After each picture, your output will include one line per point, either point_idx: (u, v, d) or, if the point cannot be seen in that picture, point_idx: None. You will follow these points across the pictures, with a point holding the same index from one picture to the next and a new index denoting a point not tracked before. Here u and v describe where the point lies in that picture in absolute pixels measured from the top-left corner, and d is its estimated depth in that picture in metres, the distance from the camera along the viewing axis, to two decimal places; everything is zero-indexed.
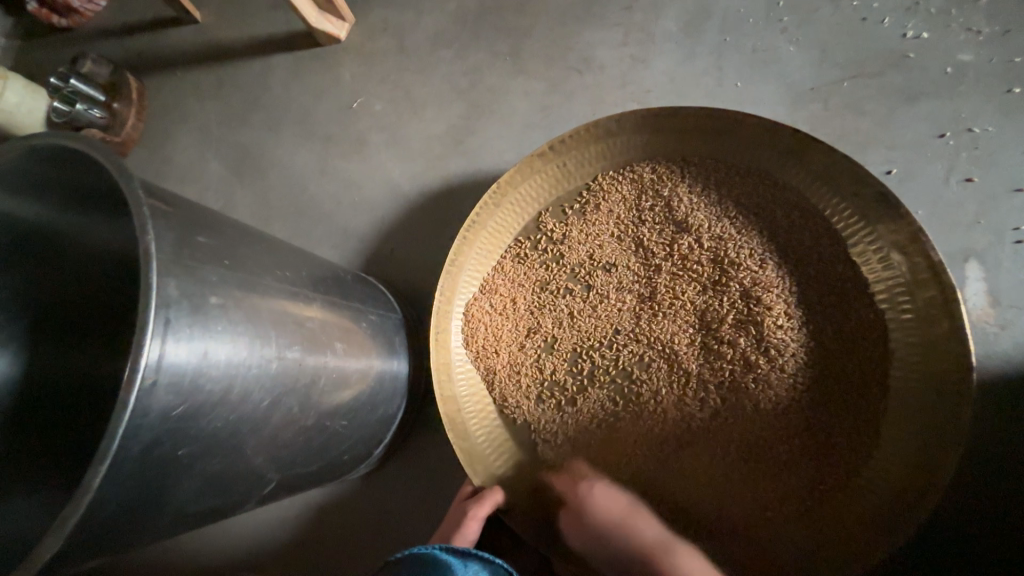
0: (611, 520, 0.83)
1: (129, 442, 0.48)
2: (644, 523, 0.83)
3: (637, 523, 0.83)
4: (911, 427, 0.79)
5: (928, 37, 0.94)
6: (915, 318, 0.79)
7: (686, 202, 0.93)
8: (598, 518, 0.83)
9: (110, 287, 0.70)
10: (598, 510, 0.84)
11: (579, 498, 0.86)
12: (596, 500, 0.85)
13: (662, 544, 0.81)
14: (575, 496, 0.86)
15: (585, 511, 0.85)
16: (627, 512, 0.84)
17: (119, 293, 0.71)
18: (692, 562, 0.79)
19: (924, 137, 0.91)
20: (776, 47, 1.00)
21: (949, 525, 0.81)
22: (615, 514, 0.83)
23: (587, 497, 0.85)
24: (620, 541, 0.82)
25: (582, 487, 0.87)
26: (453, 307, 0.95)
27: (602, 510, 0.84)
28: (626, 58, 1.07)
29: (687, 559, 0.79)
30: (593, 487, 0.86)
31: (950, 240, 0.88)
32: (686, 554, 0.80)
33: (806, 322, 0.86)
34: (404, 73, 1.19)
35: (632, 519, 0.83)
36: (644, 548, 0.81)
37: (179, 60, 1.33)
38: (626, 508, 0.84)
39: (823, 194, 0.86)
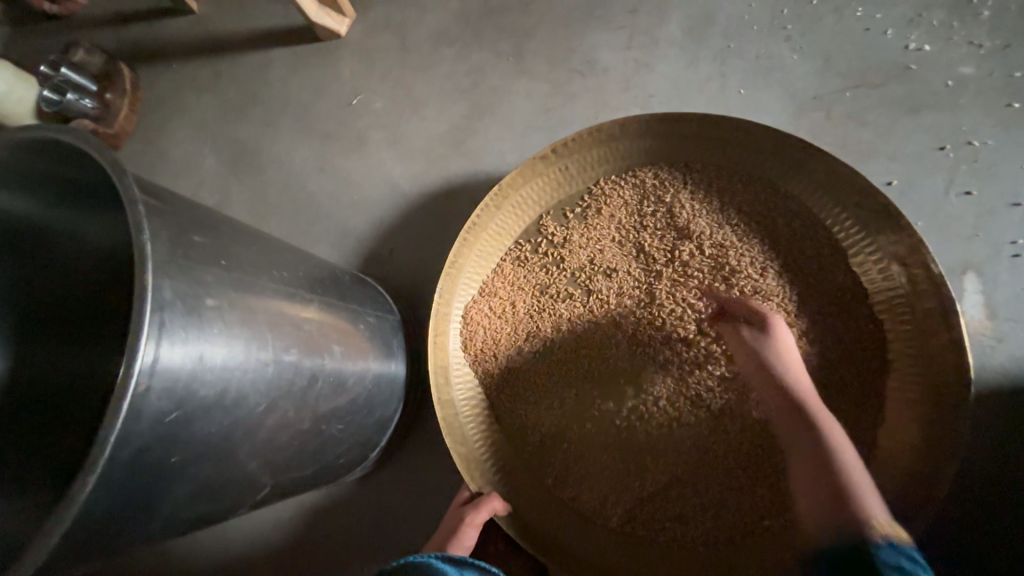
0: (775, 362, 0.78)
1: (119, 449, 0.46)
2: (802, 380, 0.77)
3: (794, 372, 0.78)
4: (908, 437, 0.79)
5: (930, 49, 0.94)
6: (914, 329, 0.79)
7: (688, 208, 0.93)
8: (769, 359, 0.79)
9: (98, 285, 0.68)
10: (784, 347, 0.79)
11: (756, 333, 0.82)
12: (758, 336, 0.81)
13: (821, 405, 0.75)
14: (754, 324, 0.82)
15: (781, 350, 0.80)
16: (795, 365, 0.79)
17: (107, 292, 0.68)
18: (831, 429, 0.73)
19: (925, 149, 0.92)
20: (780, 55, 1.00)
21: (942, 535, 0.82)
22: (789, 359, 0.79)
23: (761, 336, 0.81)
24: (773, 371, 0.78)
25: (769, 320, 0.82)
26: (451, 310, 0.94)
27: (776, 349, 0.79)
28: (630, 62, 1.07)
29: (817, 415, 0.74)
30: (774, 325, 0.81)
31: (949, 252, 0.88)
32: (829, 420, 0.74)
33: (805, 331, 0.86)
34: (405, 71, 1.17)
35: (800, 375, 0.78)
36: (790, 400, 0.76)
37: (174, 52, 1.30)
38: (796, 367, 0.79)
39: (824, 204, 0.86)
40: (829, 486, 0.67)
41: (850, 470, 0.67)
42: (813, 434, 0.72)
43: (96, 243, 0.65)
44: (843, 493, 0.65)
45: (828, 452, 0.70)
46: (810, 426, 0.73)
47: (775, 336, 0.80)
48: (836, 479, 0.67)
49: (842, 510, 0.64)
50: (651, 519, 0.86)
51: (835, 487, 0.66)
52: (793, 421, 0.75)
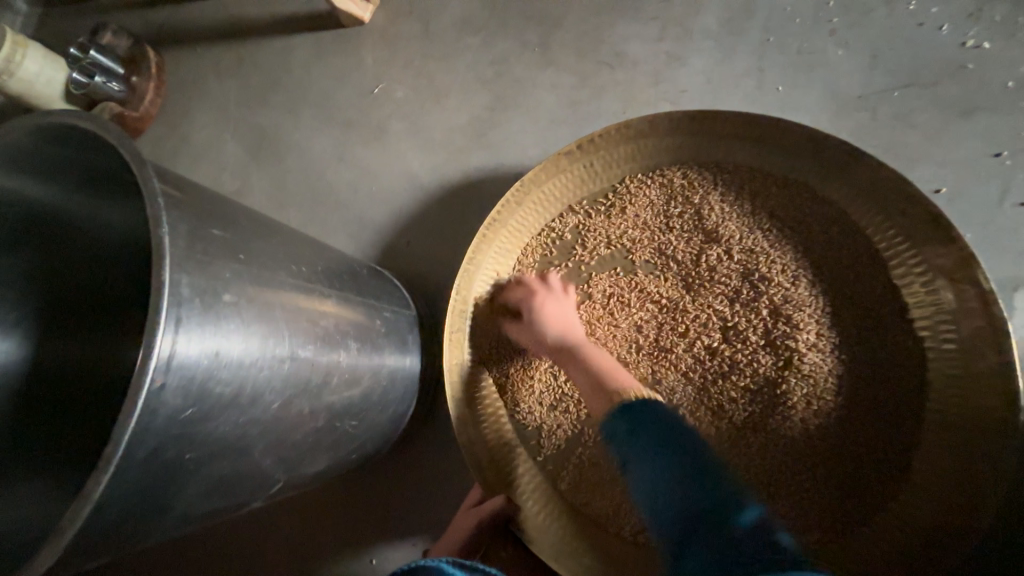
0: (545, 326, 0.87)
1: (134, 447, 0.46)
2: (572, 324, 0.88)
3: (559, 320, 0.87)
4: (945, 461, 0.75)
5: (990, 47, 0.88)
6: (957, 349, 0.75)
7: (717, 210, 0.89)
8: (542, 322, 0.87)
9: (123, 278, 0.69)
10: (557, 312, 0.87)
11: (552, 297, 0.89)
12: (545, 303, 0.88)
13: (589, 340, 0.88)
14: (545, 296, 0.89)
15: (542, 308, 0.88)
16: (569, 316, 0.89)
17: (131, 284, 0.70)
18: (596, 352, 0.87)
19: (979, 155, 0.86)
20: (823, 50, 0.94)
21: (976, 565, 0.78)
22: (554, 318, 0.87)
23: (535, 312, 0.88)
24: (548, 338, 0.87)
25: (540, 297, 0.89)
26: (467, 307, 0.92)
27: (548, 314, 0.87)
28: (662, 54, 1.02)
29: (590, 348, 0.87)
30: (546, 298, 0.89)
31: (999, 266, 0.83)
32: (596, 346, 0.88)
33: (838, 345, 0.82)
34: (428, 60, 1.15)
35: (571, 323, 0.88)
36: (567, 342, 0.86)
37: (199, 36, 1.30)
38: (570, 318, 0.88)
39: (865, 211, 0.82)
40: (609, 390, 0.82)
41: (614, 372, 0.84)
42: (583, 359, 0.85)
43: (115, 228, 0.65)
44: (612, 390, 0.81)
45: (597, 366, 0.84)
46: (581, 354, 0.86)
47: (559, 301, 0.89)
48: (607, 383, 0.82)
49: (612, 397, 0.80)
50: None
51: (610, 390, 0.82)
52: (565, 353, 0.86)
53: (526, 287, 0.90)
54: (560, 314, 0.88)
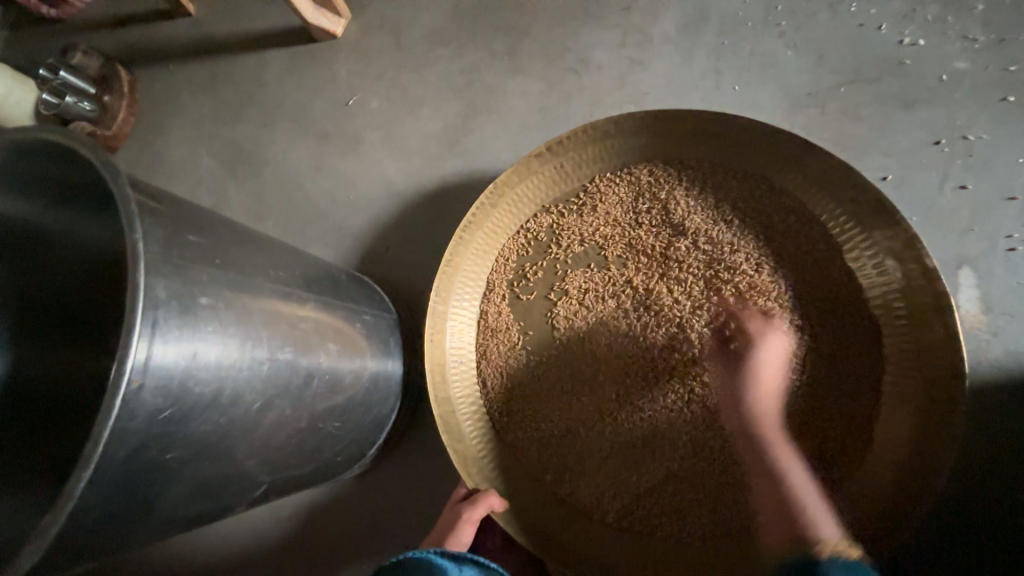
0: (745, 386, 0.83)
1: (114, 447, 0.47)
2: (770, 408, 0.82)
3: (761, 401, 0.82)
4: (904, 431, 0.79)
5: (924, 44, 0.94)
6: (909, 324, 0.79)
7: (683, 205, 0.93)
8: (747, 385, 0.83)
9: (94, 293, 0.68)
10: (771, 365, 0.83)
11: (759, 347, 0.84)
12: (728, 360, 0.86)
13: (783, 442, 0.81)
14: (767, 344, 0.83)
15: (766, 371, 0.83)
16: (774, 381, 0.83)
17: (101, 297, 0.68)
18: (783, 453, 0.80)
19: (920, 143, 0.92)
20: (774, 51, 1.00)
21: (939, 529, 0.82)
22: (755, 384, 0.83)
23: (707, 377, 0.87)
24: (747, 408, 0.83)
25: (749, 344, 0.84)
26: (447, 309, 0.94)
27: (761, 377, 0.83)
28: (624, 59, 1.07)
29: (777, 451, 0.80)
30: (770, 341, 0.83)
31: (944, 246, 0.88)
32: (784, 442, 0.81)
33: (801, 327, 0.86)
34: (401, 71, 1.18)
35: (774, 398, 0.83)
36: (755, 425, 0.82)
37: (172, 54, 1.31)
38: (775, 380, 0.83)
39: (818, 199, 0.87)
40: (783, 511, 0.76)
41: (808, 502, 0.76)
42: (773, 466, 0.79)
43: (87, 243, 0.64)
44: (802, 521, 0.74)
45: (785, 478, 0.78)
46: (770, 455, 0.80)
47: (773, 355, 0.83)
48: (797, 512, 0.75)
49: (797, 528, 0.74)
50: (649, 515, 0.86)
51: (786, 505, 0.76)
52: (755, 441, 0.81)
53: (750, 321, 0.85)
54: (772, 365, 0.83)
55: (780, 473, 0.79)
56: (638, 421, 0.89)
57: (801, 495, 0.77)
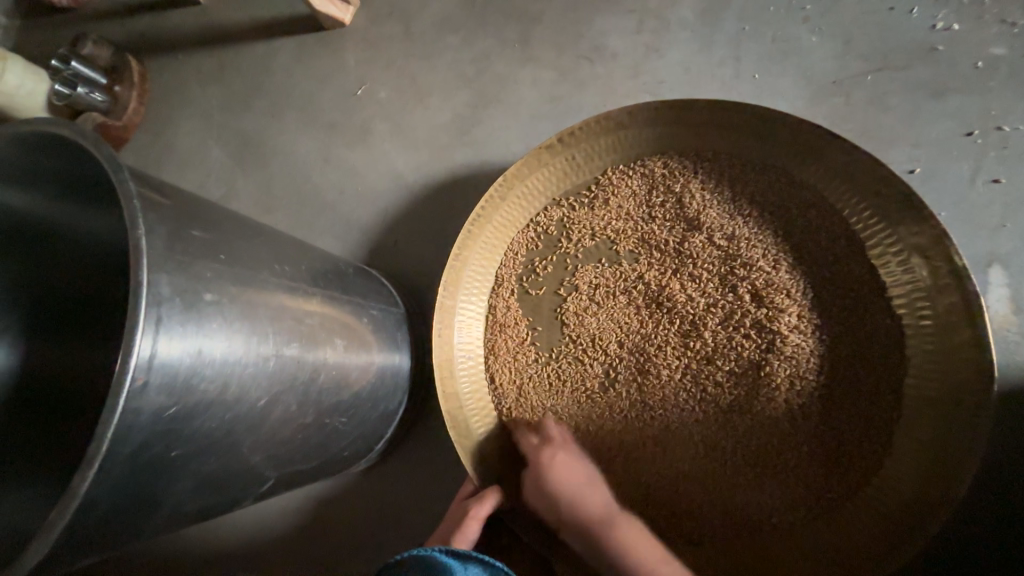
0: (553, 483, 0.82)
1: (119, 444, 0.47)
2: (602, 496, 0.82)
3: (592, 489, 0.82)
4: (925, 435, 0.77)
5: (959, 29, 0.89)
6: (934, 324, 0.76)
7: (698, 198, 0.90)
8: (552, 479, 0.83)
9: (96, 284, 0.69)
10: (569, 466, 0.84)
11: (568, 452, 0.86)
12: (554, 452, 0.85)
13: (623, 515, 0.81)
14: (556, 445, 0.86)
15: (555, 465, 0.84)
16: (582, 477, 0.83)
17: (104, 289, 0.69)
18: (625, 529, 0.79)
19: (951, 134, 0.87)
20: (797, 37, 0.96)
21: (957, 535, 0.79)
22: (570, 483, 0.82)
23: (551, 463, 0.84)
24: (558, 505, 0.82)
25: (552, 449, 0.85)
26: (456, 303, 0.93)
27: (550, 465, 0.84)
28: (640, 46, 1.03)
29: (616, 524, 0.79)
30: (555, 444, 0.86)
31: (974, 244, 0.84)
32: (623, 520, 0.80)
33: (819, 326, 0.83)
34: (410, 60, 1.15)
35: (593, 490, 0.83)
36: (584, 517, 0.80)
37: (181, 43, 1.30)
38: (586, 477, 0.84)
39: (842, 193, 0.83)
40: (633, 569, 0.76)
41: (654, 561, 0.76)
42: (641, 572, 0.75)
43: (90, 236, 0.64)
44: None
45: (622, 552, 0.77)
46: (605, 533, 0.79)
47: (572, 453, 0.86)
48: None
49: None
50: (657, 516, 0.85)
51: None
52: (585, 533, 0.80)
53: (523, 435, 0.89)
54: (569, 470, 0.83)
55: (625, 549, 0.77)
56: (648, 421, 0.88)
57: (648, 565, 0.75)
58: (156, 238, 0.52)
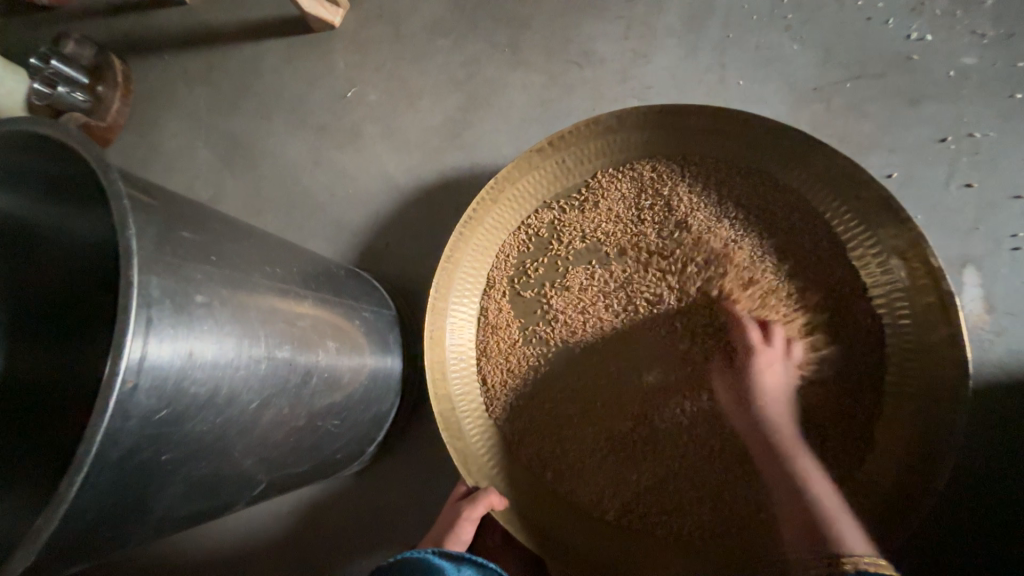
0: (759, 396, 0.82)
1: (107, 449, 0.46)
2: (784, 424, 0.82)
3: (776, 415, 0.82)
4: (904, 431, 0.79)
5: (932, 39, 0.93)
6: (912, 323, 0.79)
7: (686, 201, 0.92)
8: (758, 389, 0.82)
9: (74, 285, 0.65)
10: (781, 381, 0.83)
11: (789, 364, 0.83)
12: (769, 364, 0.83)
13: (800, 446, 0.81)
14: (778, 358, 0.83)
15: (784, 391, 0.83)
16: (782, 396, 0.82)
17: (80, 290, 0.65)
18: (801, 461, 0.80)
19: (926, 140, 0.91)
20: (780, 45, 0.99)
21: (936, 527, 0.82)
22: (773, 400, 0.82)
23: (755, 373, 0.82)
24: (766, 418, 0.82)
25: (766, 357, 0.83)
26: (447, 305, 0.93)
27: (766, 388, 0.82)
28: (627, 52, 1.05)
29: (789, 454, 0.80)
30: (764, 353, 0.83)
31: (948, 245, 0.88)
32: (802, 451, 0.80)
33: (803, 326, 0.85)
34: (400, 63, 1.16)
35: (785, 412, 0.82)
36: (775, 438, 0.81)
37: (166, 43, 1.28)
38: (784, 393, 0.83)
39: (823, 196, 0.86)
40: (800, 505, 0.77)
41: (832, 509, 0.75)
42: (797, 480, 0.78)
43: (65, 238, 0.62)
44: (828, 533, 0.72)
45: (804, 487, 0.78)
46: (786, 460, 0.80)
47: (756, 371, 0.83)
48: (826, 525, 0.73)
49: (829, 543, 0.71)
50: (647, 513, 0.86)
51: (805, 519, 0.75)
52: (771, 451, 0.81)
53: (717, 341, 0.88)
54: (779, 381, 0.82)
55: (803, 480, 0.78)
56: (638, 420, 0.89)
57: (829, 509, 0.75)
58: (145, 240, 0.51)
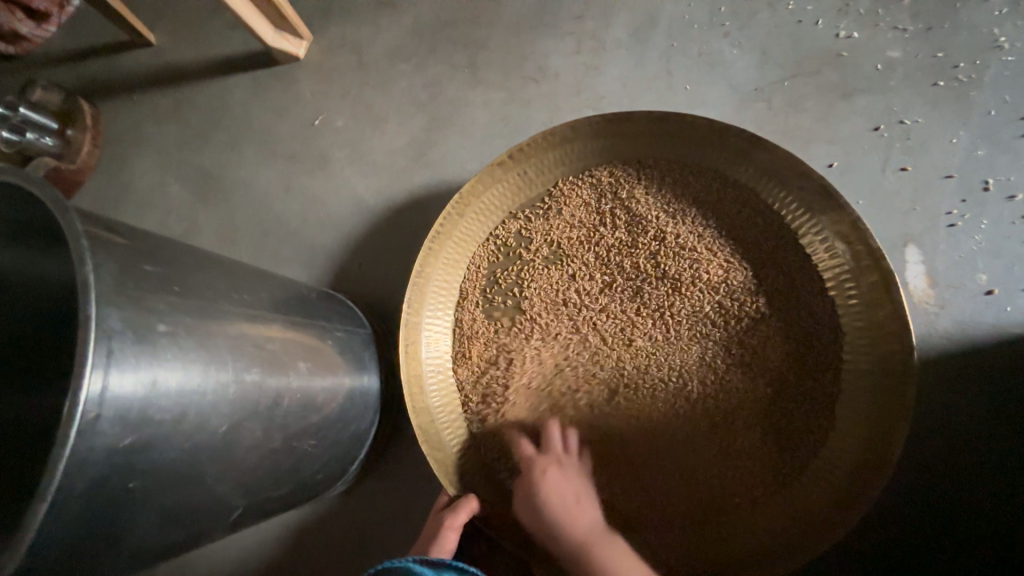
0: (551, 499, 0.83)
1: (72, 479, 0.47)
2: (699, 486, 0.87)
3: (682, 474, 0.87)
4: (863, 406, 0.82)
5: (859, 36, 0.99)
6: (860, 301, 0.83)
7: (644, 203, 0.96)
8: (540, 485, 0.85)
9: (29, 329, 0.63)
10: (576, 490, 0.85)
11: (567, 467, 0.87)
12: (557, 465, 0.87)
13: (612, 545, 0.81)
14: (564, 466, 0.87)
15: (581, 498, 0.85)
16: (580, 499, 0.85)
17: (34, 333, 0.63)
18: (586, 524, 0.82)
19: (862, 130, 0.96)
20: (720, 50, 1.04)
21: (903, 495, 0.85)
22: (568, 505, 0.83)
23: (538, 474, 0.86)
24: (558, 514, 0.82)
25: (546, 462, 0.87)
26: (422, 319, 0.95)
27: (557, 501, 0.83)
28: (579, 65, 1.10)
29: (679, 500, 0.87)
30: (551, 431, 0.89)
31: (890, 228, 0.92)
32: (569, 505, 0.83)
33: (764, 315, 0.89)
34: (364, 89, 1.20)
35: (580, 517, 0.83)
36: (559, 500, 0.83)
37: (135, 84, 1.31)
38: (574, 497, 0.84)
39: (770, 188, 0.90)
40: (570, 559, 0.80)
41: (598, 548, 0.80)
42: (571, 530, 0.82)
43: (20, 271, 0.61)
44: None
45: (576, 540, 0.81)
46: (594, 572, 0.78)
47: (574, 468, 0.87)
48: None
49: None
50: (627, 508, 0.88)
51: None
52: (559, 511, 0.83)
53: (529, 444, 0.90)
54: (562, 492, 0.84)
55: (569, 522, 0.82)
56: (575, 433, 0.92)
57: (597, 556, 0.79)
58: (103, 274, 0.53)
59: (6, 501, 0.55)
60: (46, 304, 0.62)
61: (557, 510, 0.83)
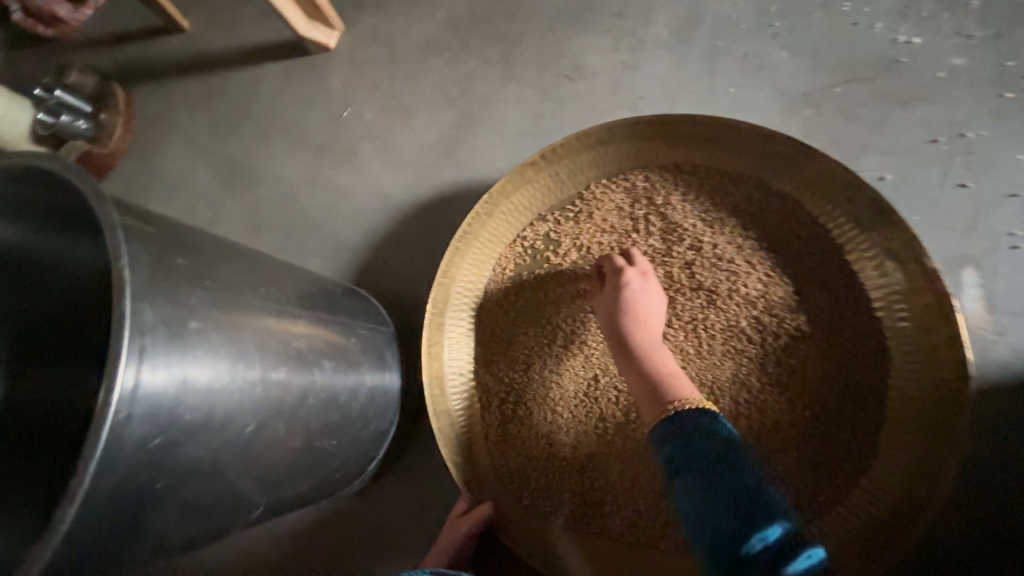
0: (625, 308, 0.85)
1: (101, 477, 0.46)
2: None
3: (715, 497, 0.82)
4: (907, 436, 0.78)
5: (919, 42, 0.93)
6: (912, 325, 0.78)
7: (680, 210, 0.92)
8: (622, 294, 0.86)
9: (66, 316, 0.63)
10: (652, 302, 0.86)
11: (647, 281, 0.87)
12: (638, 280, 0.86)
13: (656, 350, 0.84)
14: (643, 279, 0.87)
15: (653, 315, 0.86)
16: (649, 313, 0.86)
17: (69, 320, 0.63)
18: (650, 327, 0.85)
19: (919, 142, 0.91)
20: (767, 53, 0.99)
21: (946, 530, 0.80)
22: (641, 311, 0.85)
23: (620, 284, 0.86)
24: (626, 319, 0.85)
25: (634, 274, 0.87)
26: (445, 320, 0.93)
27: (633, 305, 0.84)
28: (617, 64, 1.06)
29: None
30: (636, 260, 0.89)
31: (945, 246, 0.87)
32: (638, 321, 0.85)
33: (803, 333, 0.85)
34: (395, 81, 1.18)
35: (648, 322, 0.85)
36: (632, 312, 0.85)
37: (167, 70, 1.31)
38: (649, 309, 0.86)
39: (817, 200, 0.85)
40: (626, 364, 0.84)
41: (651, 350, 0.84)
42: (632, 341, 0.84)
43: (54, 256, 0.60)
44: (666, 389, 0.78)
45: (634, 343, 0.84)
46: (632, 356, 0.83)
47: (654, 288, 0.87)
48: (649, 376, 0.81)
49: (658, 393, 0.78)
50: (650, 526, 0.86)
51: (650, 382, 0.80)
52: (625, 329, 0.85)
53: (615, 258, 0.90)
54: (648, 303, 0.86)
55: (634, 337, 0.84)
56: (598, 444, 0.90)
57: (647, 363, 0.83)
58: (137, 268, 0.52)
59: (35, 489, 0.55)
60: (82, 290, 0.62)
61: (631, 316, 0.84)
